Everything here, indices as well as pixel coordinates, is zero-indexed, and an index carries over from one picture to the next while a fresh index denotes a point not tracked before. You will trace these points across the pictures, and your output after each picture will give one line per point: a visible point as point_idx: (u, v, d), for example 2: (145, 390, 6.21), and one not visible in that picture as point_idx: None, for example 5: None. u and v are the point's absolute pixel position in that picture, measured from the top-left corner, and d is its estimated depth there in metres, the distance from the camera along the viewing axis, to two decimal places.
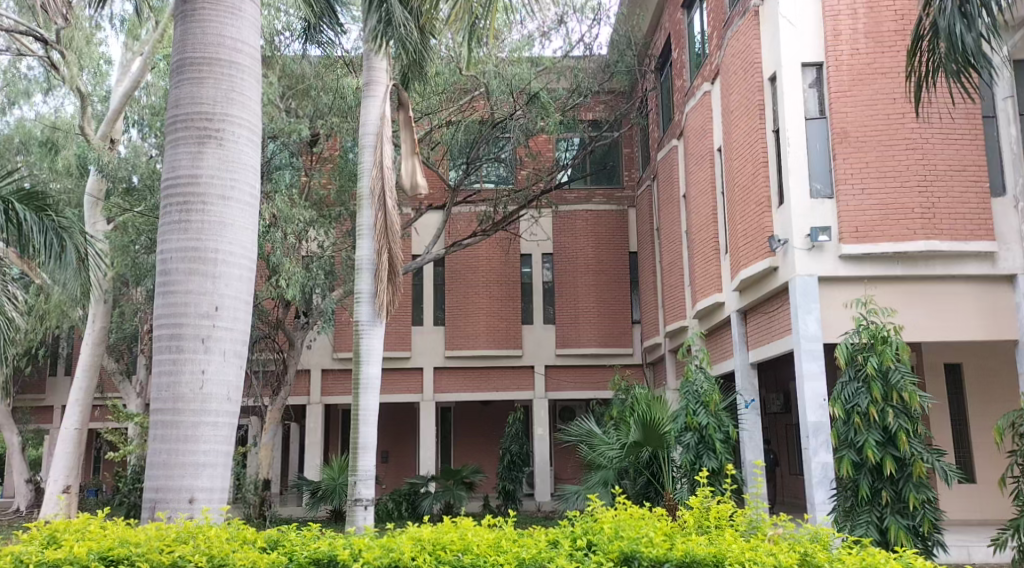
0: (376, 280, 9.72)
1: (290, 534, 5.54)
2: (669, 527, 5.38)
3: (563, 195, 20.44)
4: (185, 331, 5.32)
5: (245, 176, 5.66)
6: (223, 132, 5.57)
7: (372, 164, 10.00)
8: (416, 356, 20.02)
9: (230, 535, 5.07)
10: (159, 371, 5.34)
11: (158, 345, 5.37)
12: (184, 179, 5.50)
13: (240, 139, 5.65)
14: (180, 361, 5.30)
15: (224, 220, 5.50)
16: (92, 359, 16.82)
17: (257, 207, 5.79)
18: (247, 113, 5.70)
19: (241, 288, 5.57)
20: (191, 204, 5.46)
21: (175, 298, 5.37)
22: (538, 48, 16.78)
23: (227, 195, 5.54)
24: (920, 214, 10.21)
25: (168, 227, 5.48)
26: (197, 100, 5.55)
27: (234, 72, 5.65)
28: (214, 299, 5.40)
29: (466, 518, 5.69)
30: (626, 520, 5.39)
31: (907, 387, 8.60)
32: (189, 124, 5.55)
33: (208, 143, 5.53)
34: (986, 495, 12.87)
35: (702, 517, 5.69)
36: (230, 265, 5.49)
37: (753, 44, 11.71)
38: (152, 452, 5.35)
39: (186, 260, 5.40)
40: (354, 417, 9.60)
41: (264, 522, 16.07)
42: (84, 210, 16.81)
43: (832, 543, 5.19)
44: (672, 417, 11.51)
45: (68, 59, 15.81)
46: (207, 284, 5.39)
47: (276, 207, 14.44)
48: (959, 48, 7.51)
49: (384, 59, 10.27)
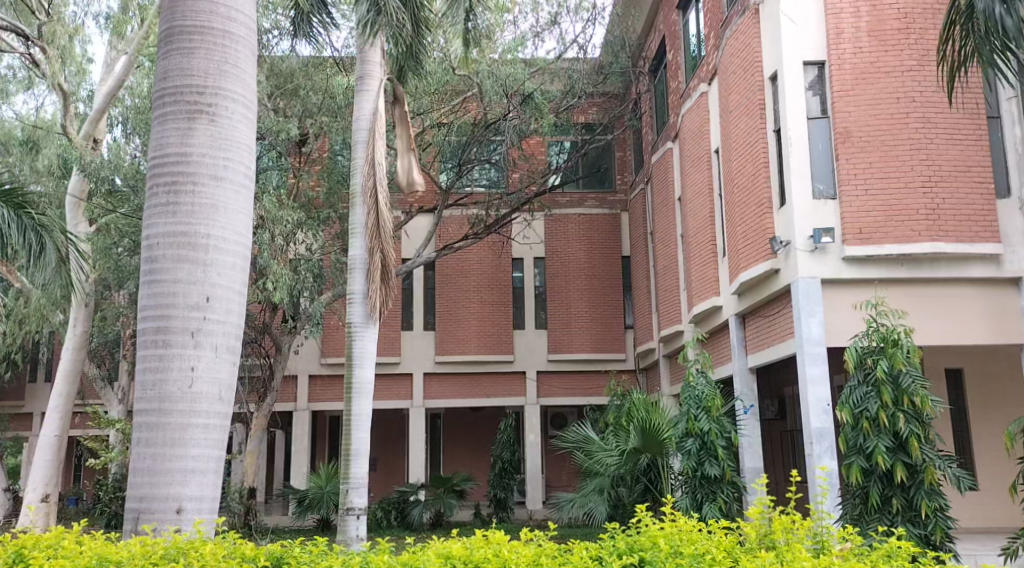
0: (370, 280, 9.39)
1: (293, 550, 5.18)
2: (727, 544, 4.97)
3: (556, 199, 20.18)
4: (173, 324, 4.99)
5: (239, 155, 5.35)
6: (215, 107, 5.25)
7: (364, 160, 9.65)
8: (406, 361, 19.64)
9: (225, 551, 4.72)
10: (144, 369, 5.01)
11: (143, 340, 5.04)
12: (172, 158, 5.17)
13: (234, 114, 5.33)
14: (168, 357, 4.97)
15: (217, 203, 5.18)
16: (72, 364, 16.38)
17: (252, 190, 5.46)
18: (241, 87, 5.39)
19: (235, 277, 5.23)
20: (180, 184, 5.14)
21: (161, 288, 5.03)
22: (532, 48, 16.44)
23: (219, 175, 5.22)
24: (925, 216, 10.00)
25: (155, 210, 5.15)
26: (187, 73, 5.23)
27: (227, 42, 5.33)
28: (205, 289, 5.07)
29: (502, 533, 5.31)
30: (682, 535, 5.09)
31: (919, 391, 8.36)
32: (179, 97, 5.22)
33: (199, 119, 5.21)
34: (993, 503, 12.67)
35: (765, 528, 5.23)
36: (223, 252, 5.17)
37: (754, 42, 11.49)
38: (136, 457, 4.99)
39: (175, 246, 5.07)
40: (347, 422, 9.22)
41: (250, 532, 15.66)
42: (66, 211, 16.42)
43: (908, 559, 4.87)
44: (672, 424, 11.22)
45: (49, 55, 15.31)
46: (197, 272, 5.06)
47: (263, 207, 14.16)
48: (1001, 30, 7.29)
49: (378, 52, 9.97)
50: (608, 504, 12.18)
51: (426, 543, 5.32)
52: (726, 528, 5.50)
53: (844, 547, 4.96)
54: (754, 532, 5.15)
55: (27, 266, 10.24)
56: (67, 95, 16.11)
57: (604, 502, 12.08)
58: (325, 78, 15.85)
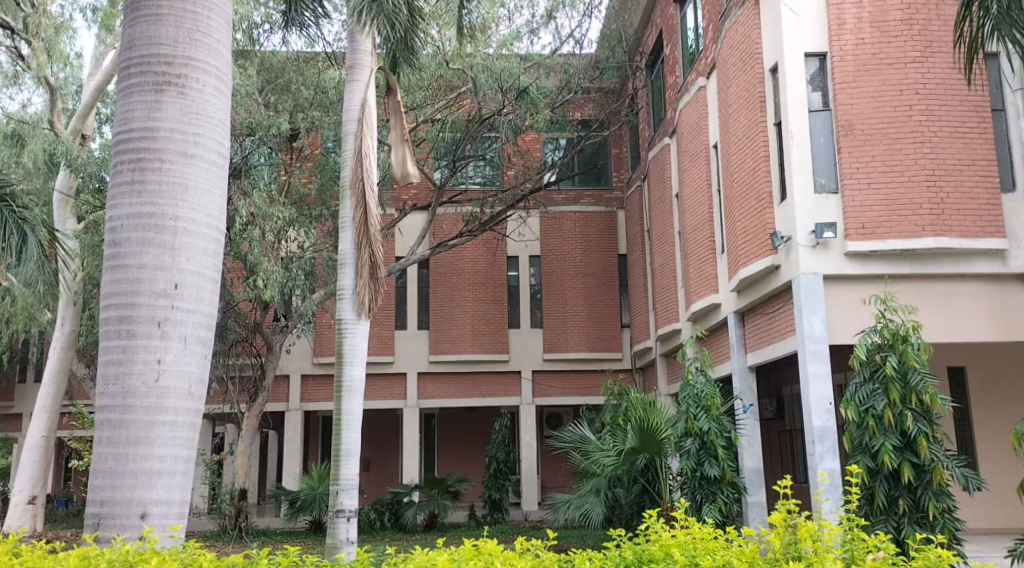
0: (358, 276, 9.13)
1: (258, 561, 4.83)
2: (749, 553, 4.58)
3: (552, 196, 19.98)
4: (138, 312, 4.73)
5: (212, 131, 5.09)
6: (185, 79, 5.00)
7: (352, 153, 9.41)
8: (400, 361, 19.38)
9: (178, 561, 4.36)
10: (107, 361, 4.75)
11: (106, 329, 4.78)
12: (138, 133, 4.91)
13: (207, 87, 5.08)
14: (132, 349, 4.71)
15: (187, 181, 4.93)
16: (60, 364, 16.16)
17: (225, 170, 5.21)
18: (213, 58, 5.14)
19: (206, 263, 4.98)
20: (147, 161, 4.89)
21: (125, 275, 4.77)
22: (527, 43, 16.16)
23: (189, 152, 4.97)
24: (929, 210, 9.77)
25: (119, 189, 4.88)
26: (155, 42, 4.97)
27: (199, 9, 5.08)
28: (173, 275, 4.81)
29: (495, 544, 5.03)
30: (698, 545, 4.81)
31: (927, 390, 8.24)
32: (147, 68, 4.97)
33: (167, 91, 4.95)
34: (995, 503, 12.52)
35: (791, 535, 4.76)
36: (192, 236, 4.91)
37: (753, 34, 11.26)
38: (98, 457, 4.72)
39: (140, 229, 4.81)
40: (337, 422, 8.94)
41: (241, 534, 15.49)
42: (54, 208, 16.25)
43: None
44: (670, 423, 11.00)
45: (34, 48, 15.01)
46: (164, 257, 4.81)
47: (253, 203, 13.91)
48: None
49: (369, 40, 9.70)
50: (605, 505, 11.86)
51: (409, 554, 5.03)
52: (750, 534, 5.06)
53: (877, 557, 4.53)
54: (777, 540, 4.69)
55: (14, 264, 9.88)
56: (54, 90, 15.84)
57: (602, 504, 11.74)
58: (316, 72, 15.59)
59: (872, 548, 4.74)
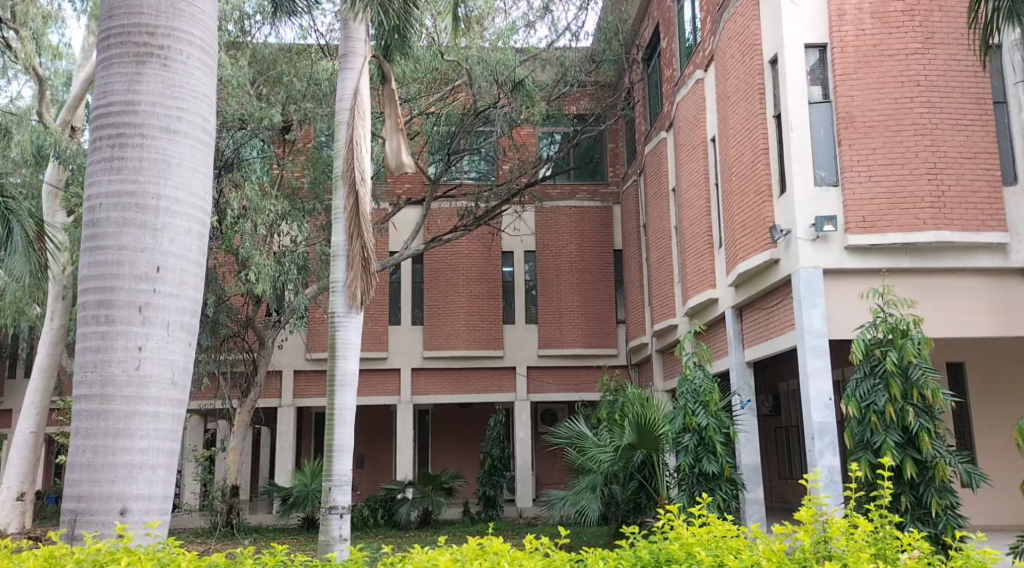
0: (349, 268, 8.94)
1: (243, 561, 4.65)
2: (777, 552, 4.39)
3: (547, 191, 19.84)
4: (117, 297, 4.56)
5: (196, 106, 4.92)
6: (167, 50, 4.82)
7: (345, 143, 9.21)
8: (394, 357, 19.23)
9: (154, 561, 4.18)
10: (85, 349, 4.58)
11: (85, 314, 4.61)
12: (117, 107, 4.74)
13: (190, 60, 4.91)
14: (112, 335, 4.54)
15: (169, 158, 4.76)
16: (50, 358, 15.95)
17: (210, 147, 5.03)
18: (198, 29, 4.96)
19: (190, 245, 4.81)
20: (126, 137, 4.71)
21: (104, 257, 4.60)
22: (523, 36, 15.97)
23: (172, 128, 4.79)
24: (930, 204, 9.64)
25: (98, 166, 4.72)
26: (135, 12, 4.80)
27: None
28: (155, 258, 4.65)
29: (502, 542, 4.86)
30: (723, 545, 4.64)
31: (929, 384, 8.13)
32: (127, 38, 4.79)
33: (149, 63, 4.78)
34: (996, 499, 12.45)
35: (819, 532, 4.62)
36: (175, 216, 4.74)
37: (752, 25, 11.12)
38: (75, 450, 4.54)
39: (119, 208, 4.64)
40: (329, 417, 8.79)
41: (233, 531, 15.33)
42: (43, 200, 16.05)
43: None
44: (668, 418, 10.87)
45: (22, 37, 14.80)
46: (146, 238, 4.64)
47: (245, 196, 13.70)
48: None
49: (362, 27, 9.49)
50: (601, 501, 11.59)
51: (408, 554, 4.86)
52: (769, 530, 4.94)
53: (913, 557, 4.34)
54: (807, 538, 4.52)
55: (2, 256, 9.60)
56: (42, 80, 15.63)
57: (597, 500, 11.51)
58: (309, 64, 15.45)
59: (906, 546, 4.66)
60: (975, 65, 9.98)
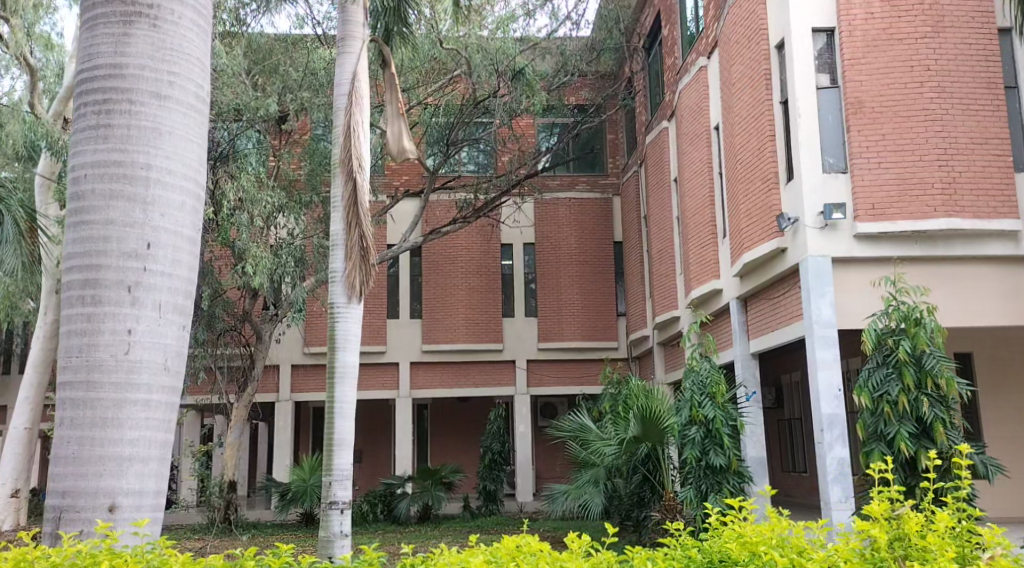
0: (347, 259, 8.67)
1: (243, 562, 4.44)
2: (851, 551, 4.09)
3: (546, 182, 19.60)
4: (105, 276, 4.35)
5: (188, 70, 4.71)
6: (157, 10, 4.61)
7: (343, 129, 8.99)
8: (392, 351, 18.98)
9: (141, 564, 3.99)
10: (70, 333, 4.37)
11: (69, 294, 4.40)
12: (104, 71, 4.51)
13: (181, 20, 4.69)
14: (98, 317, 4.33)
15: (160, 126, 4.55)
16: (43, 353, 15.66)
17: (205, 115, 4.83)
18: None
19: (183, 220, 4.60)
20: (114, 105, 4.49)
21: (90, 232, 4.39)
22: (523, 25, 15.75)
23: (162, 94, 4.58)
24: (940, 190, 9.44)
25: (82, 135, 4.49)
26: None
27: None
28: (146, 234, 4.44)
29: (540, 542, 4.64)
30: (792, 546, 4.32)
31: (943, 373, 7.95)
32: None
33: (137, 23, 4.57)
34: (1010, 490, 12.31)
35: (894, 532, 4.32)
36: (167, 188, 4.53)
37: (758, 10, 10.92)
38: (60, 442, 4.32)
39: (107, 179, 4.43)
40: (329, 411, 8.59)
41: (231, 528, 15.13)
42: (36, 194, 15.81)
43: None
44: (673, 410, 10.56)
45: (13, 27, 14.51)
46: (135, 212, 4.43)
47: (241, 187, 13.37)
48: None
49: (360, 12, 9.27)
50: (604, 496, 11.50)
51: (434, 555, 4.67)
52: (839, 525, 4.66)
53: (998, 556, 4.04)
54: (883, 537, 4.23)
55: None
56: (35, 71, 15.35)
57: (600, 494, 11.39)
58: (304, 54, 15.15)
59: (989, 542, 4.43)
60: (986, 48, 9.76)
